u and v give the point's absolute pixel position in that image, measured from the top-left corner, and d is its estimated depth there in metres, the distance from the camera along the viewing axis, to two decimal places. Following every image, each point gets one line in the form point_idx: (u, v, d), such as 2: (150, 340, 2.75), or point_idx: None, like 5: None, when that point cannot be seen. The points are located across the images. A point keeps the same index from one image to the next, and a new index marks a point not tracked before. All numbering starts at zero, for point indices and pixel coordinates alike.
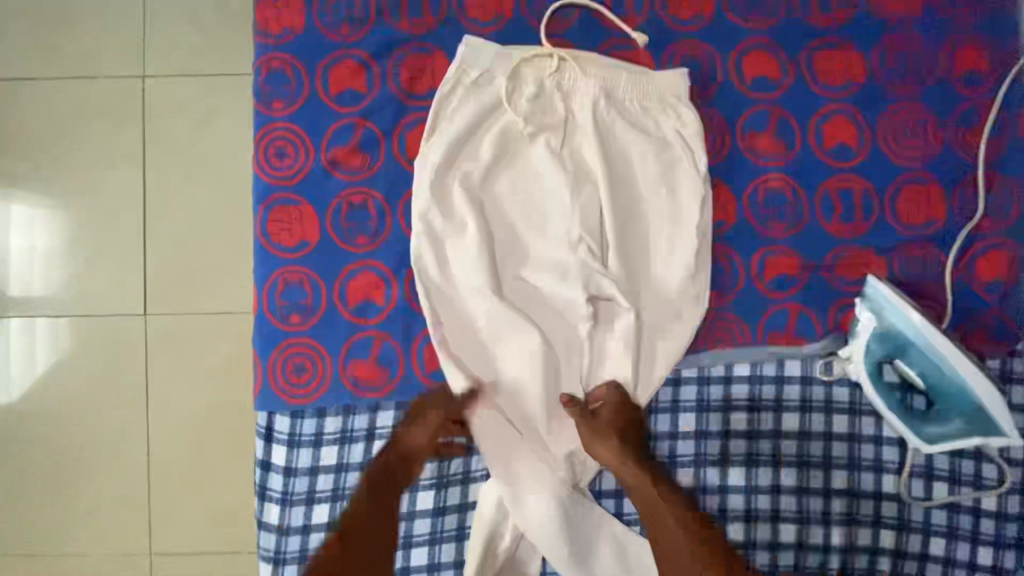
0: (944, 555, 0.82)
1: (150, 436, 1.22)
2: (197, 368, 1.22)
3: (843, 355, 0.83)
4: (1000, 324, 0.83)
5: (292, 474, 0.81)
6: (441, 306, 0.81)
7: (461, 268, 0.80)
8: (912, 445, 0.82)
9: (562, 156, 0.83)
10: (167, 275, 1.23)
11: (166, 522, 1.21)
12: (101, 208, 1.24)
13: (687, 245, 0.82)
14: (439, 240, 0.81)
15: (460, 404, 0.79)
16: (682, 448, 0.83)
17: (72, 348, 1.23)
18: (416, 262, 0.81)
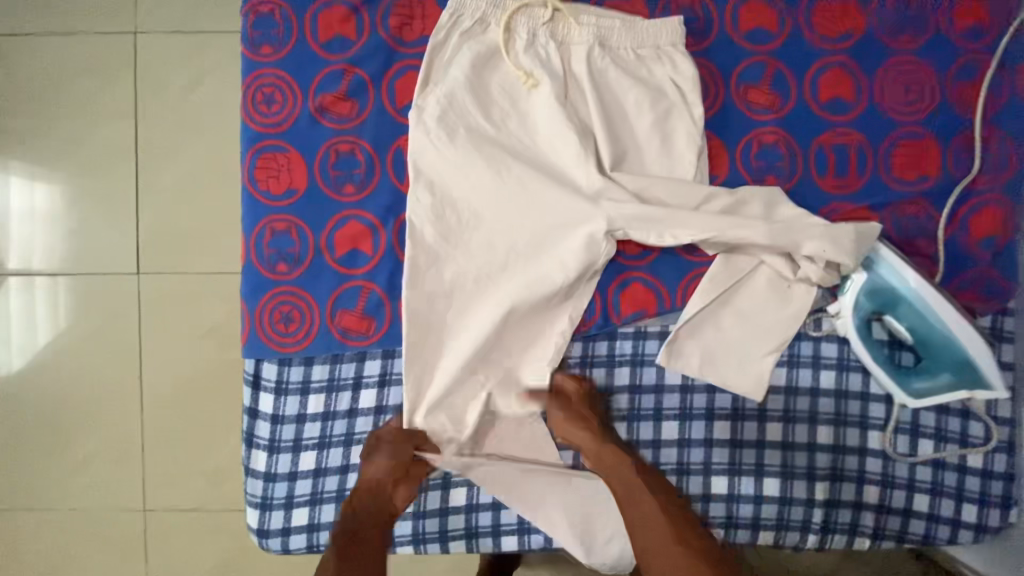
0: (928, 511, 0.81)
1: (146, 399, 1.24)
2: (192, 331, 1.23)
3: (832, 311, 0.81)
4: (993, 283, 0.81)
5: (279, 422, 0.82)
6: (426, 260, 0.80)
7: (461, 226, 0.81)
8: (899, 401, 0.80)
9: (567, 106, 0.82)
10: (160, 240, 1.23)
11: (162, 483, 1.24)
12: (96, 174, 1.24)
13: (691, 184, 0.80)
14: (435, 195, 0.81)
15: (418, 366, 0.80)
16: (668, 402, 0.82)
17: (71, 312, 1.24)
18: (410, 213, 0.81)
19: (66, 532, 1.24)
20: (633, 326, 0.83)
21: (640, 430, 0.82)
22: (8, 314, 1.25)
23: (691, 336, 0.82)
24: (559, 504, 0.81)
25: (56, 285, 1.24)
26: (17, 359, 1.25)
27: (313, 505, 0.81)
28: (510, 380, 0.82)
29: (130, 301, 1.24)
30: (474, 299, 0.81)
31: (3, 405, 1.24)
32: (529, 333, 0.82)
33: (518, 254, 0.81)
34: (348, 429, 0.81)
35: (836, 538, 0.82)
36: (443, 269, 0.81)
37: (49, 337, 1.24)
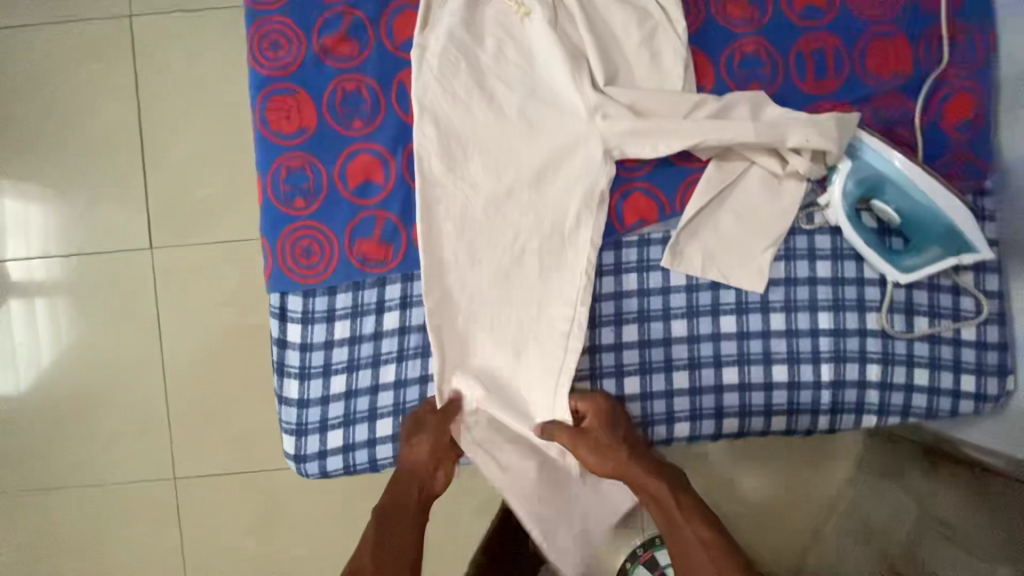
0: (928, 384, 0.87)
1: (163, 381, 1.27)
2: (204, 306, 1.27)
3: (822, 203, 0.86)
4: (970, 166, 0.87)
5: (308, 349, 0.85)
6: (436, 191, 0.85)
7: (467, 155, 0.85)
8: (890, 280, 0.85)
9: (559, 30, 0.86)
10: (165, 225, 1.27)
11: (187, 461, 1.27)
12: (96, 171, 1.28)
13: (681, 93, 0.84)
14: (441, 127, 0.85)
15: (437, 291, 0.84)
16: (675, 302, 0.87)
17: (74, 320, 1.27)
18: (418, 144, 0.84)
19: (93, 523, 1.27)
20: (636, 236, 0.87)
21: (650, 330, 0.86)
22: (11, 312, 1.28)
23: (692, 238, 0.86)
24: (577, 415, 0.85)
25: (54, 305, 1.28)
26: (24, 378, 1.27)
27: (347, 426, 0.85)
28: (534, 326, 0.86)
29: (138, 291, 1.27)
30: (491, 239, 0.85)
31: (19, 416, 1.27)
32: (541, 261, 0.86)
33: (523, 179, 0.85)
34: (375, 350, 0.85)
35: (845, 418, 0.87)
36: (454, 196, 0.85)
37: (52, 355, 1.28)
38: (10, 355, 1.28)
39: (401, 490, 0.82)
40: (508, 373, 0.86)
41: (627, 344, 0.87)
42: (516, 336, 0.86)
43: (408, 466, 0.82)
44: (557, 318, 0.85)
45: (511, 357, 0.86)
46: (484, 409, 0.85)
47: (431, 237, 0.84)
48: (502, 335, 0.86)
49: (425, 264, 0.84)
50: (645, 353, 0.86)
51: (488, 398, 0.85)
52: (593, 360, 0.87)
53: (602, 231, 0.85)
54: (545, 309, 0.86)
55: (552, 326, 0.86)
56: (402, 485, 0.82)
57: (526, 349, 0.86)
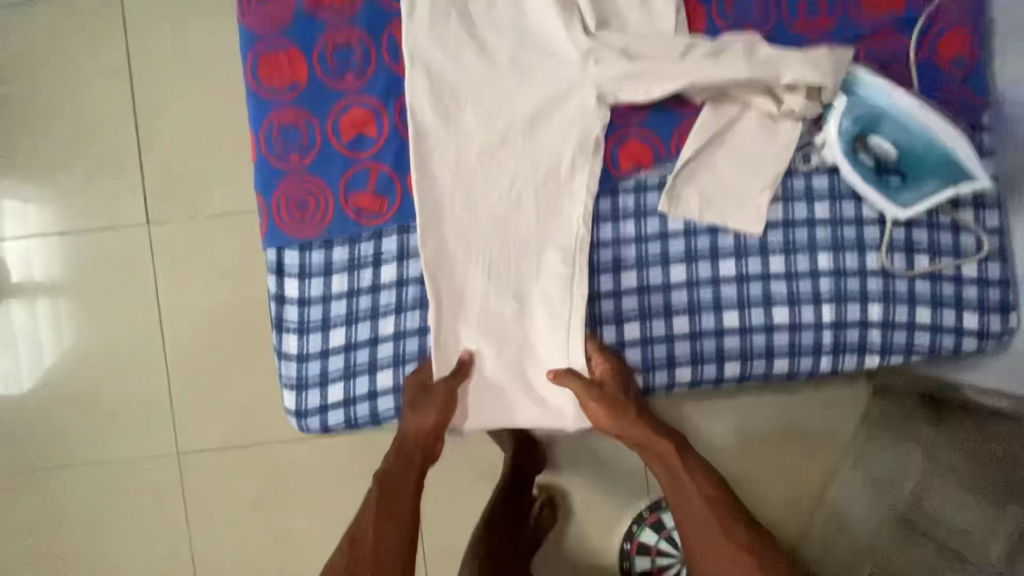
0: (930, 323, 0.86)
1: (163, 363, 1.27)
2: (202, 286, 1.27)
3: (818, 142, 0.85)
4: (965, 102, 0.86)
5: (306, 304, 0.85)
6: (430, 141, 0.84)
7: (460, 104, 0.85)
8: (891, 216, 0.83)
9: None
10: (161, 206, 1.27)
11: (189, 443, 1.26)
12: (90, 150, 1.28)
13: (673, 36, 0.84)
14: (434, 77, 0.85)
15: (433, 240, 0.84)
16: (673, 247, 0.86)
17: (73, 309, 1.27)
18: (411, 94, 0.84)
19: (97, 509, 1.26)
20: (633, 182, 0.87)
21: (648, 276, 0.86)
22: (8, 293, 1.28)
23: (689, 181, 0.86)
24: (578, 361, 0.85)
25: (54, 299, 1.28)
26: (27, 380, 1.27)
27: (347, 380, 0.84)
28: (533, 274, 0.85)
29: (136, 275, 1.27)
30: (487, 188, 0.85)
31: (20, 408, 1.27)
32: (538, 208, 0.85)
33: (518, 127, 0.85)
34: (373, 303, 0.85)
35: (848, 359, 0.86)
36: (448, 145, 0.85)
37: (53, 358, 1.27)
38: (11, 355, 1.27)
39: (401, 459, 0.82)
40: (510, 324, 0.85)
41: (626, 290, 0.86)
42: (514, 284, 0.85)
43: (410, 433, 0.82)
44: (556, 266, 0.85)
45: (513, 307, 0.85)
46: (485, 358, 0.85)
47: (426, 187, 0.83)
48: (504, 286, 0.85)
49: (422, 213, 0.84)
50: (645, 298, 0.86)
51: (490, 347, 0.85)
52: (592, 307, 0.86)
53: (598, 176, 0.85)
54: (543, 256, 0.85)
55: (551, 274, 0.85)
56: (403, 453, 0.82)
57: (527, 299, 0.86)
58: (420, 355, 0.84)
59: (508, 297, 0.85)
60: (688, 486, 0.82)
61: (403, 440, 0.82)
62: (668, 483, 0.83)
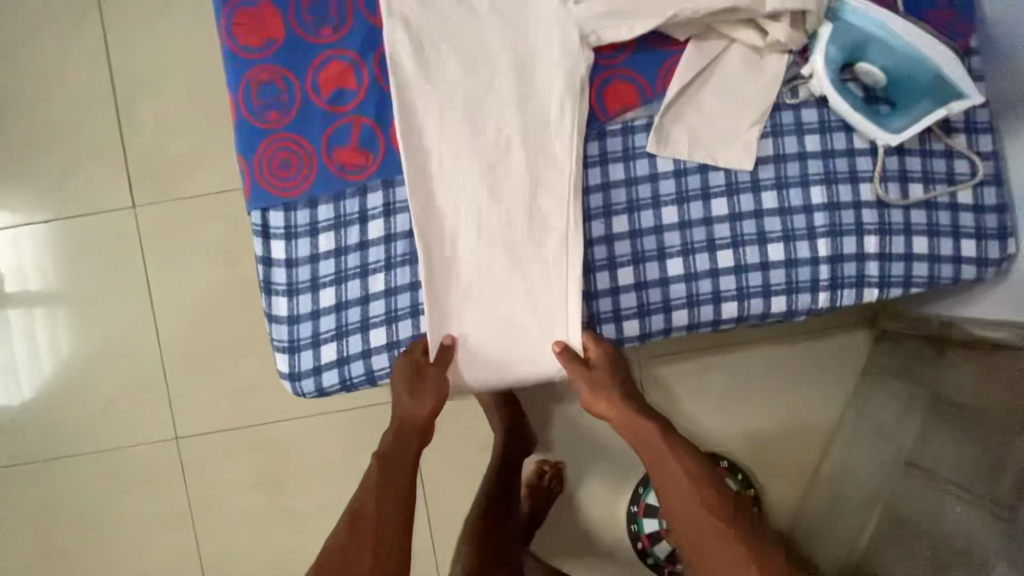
0: (928, 253, 0.85)
1: (157, 353, 1.26)
2: (193, 272, 1.25)
3: (806, 74, 0.84)
4: (953, 26, 0.85)
5: (294, 265, 0.84)
6: (412, 93, 0.83)
7: (439, 54, 0.83)
8: (883, 143, 0.81)
9: None
10: (147, 192, 1.25)
11: (189, 432, 1.25)
12: (71, 138, 1.26)
13: None
14: (413, 28, 0.83)
15: (419, 196, 0.82)
16: (664, 189, 0.85)
17: (66, 307, 1.26)
18: (390, 46, 0.82)
19: (99, 503, 1.25)
20: (620, 123, 0.85)
21: (640, 219, 0.85)
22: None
23: (678, 121, 0.84)
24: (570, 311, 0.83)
25: (48, 303, 1.26)
26: (28, 391, 1.26)
27: (339, 339, 0.83)
28: (523, 224, 0.83)
29: (125, 266, 1.25)
30: (473, 139, 0.83)
31: (19, 411, 1.26)
32: (526, 157, 0.83)
33: (501, 75, 0.83)
34: (362, 261, 0.83)
35: (845, 294, 0.85)
36: (430, 97, 0.83)
37: (52, 368, 1.26)
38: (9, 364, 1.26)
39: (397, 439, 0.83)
40: (503, 276, 0.83)
41: (618, 235, 0.85)
42: (506, 235, 0.83)
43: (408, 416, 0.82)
44: (547, 215, 0.83)
45: (506, 260, 0.83)
46: (479, 311, 0.83)
47: (410, 141, 0.82)
48: (495, 238, 0.83)
49: (406, 167, 0.82)
50: (637, 243, 0.85)
51: (484, 300, 0.83)
52: (586, 255, 0.85)
53: (585, 119, 0.84)
54: (534, 205, 0.83)
55: (541, 222, 0.83)
56: (401, 435, 0.82)
57: (519, 249, 0.83)
58: (413, 311, 0.83)
59: (500, 248, 0.83)
60: (674, 478, 0.80)
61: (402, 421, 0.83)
62: (654, 470, 0.83)
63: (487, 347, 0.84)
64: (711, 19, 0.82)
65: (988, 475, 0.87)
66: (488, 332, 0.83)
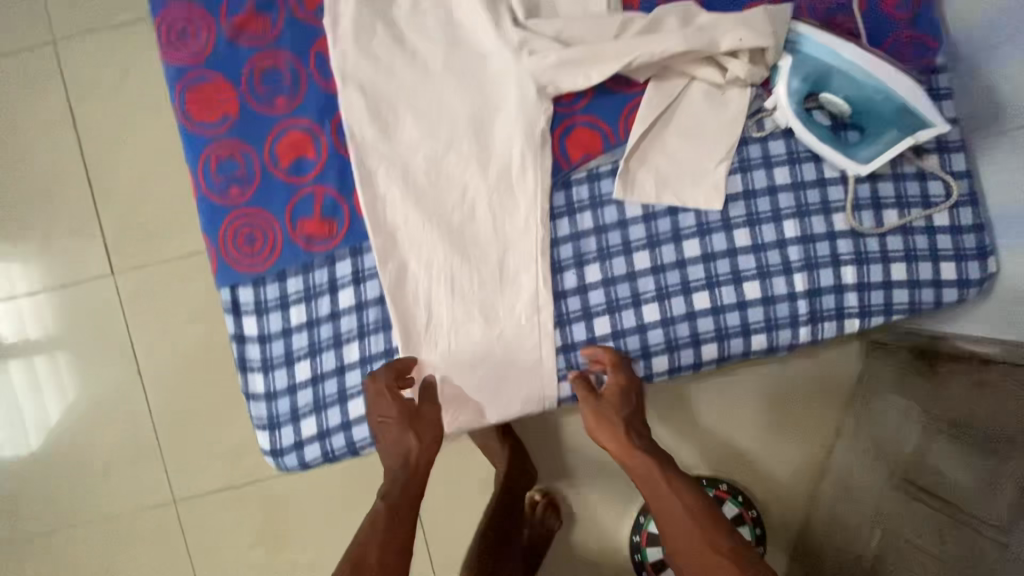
0: (907, 279, 0.83)
1: (149, 406, 1.25)
2: (177, 334, 1.25)
3: (769, 107, 0.83)
4: (919, 42, 0.83)
5: (267, 341, 0.83)
6: (373, 160, 0.82)
7: (397, 119, 0.82)
8: (851, 173, 0.79)
9: None
10: (125, 248, 1.25)
11: (186, 484, 1.25)
12: (45, 209, 1.25)
13: (605, 18, 0.81)
14: (370, 93, 0.82)
15: (388, 265, 0.81)
16: (634, 234, 0.84)
17: (58, 365, 1.26)
18: (347, 113, 0.81)
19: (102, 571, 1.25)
20: (584, 171, 0.84)
21: (613, 267, 0.84)
22: None
23: (643, 164, 0.83)
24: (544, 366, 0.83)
25: (39, 362, 1.26)
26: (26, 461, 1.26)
27: (318, 412, 0.82)
28: (496, 283, 0.82)
29: (110, 322, 1.25)
30: (438, 201, 0.82)
31: (19, 470, 1.26)
32: (493, 216, 0.83)
33: (462, 135, 0.82)
34: (334, 331, 0.82)
35: (827, 326, 0.84)
36: (392, 162, 0.82)
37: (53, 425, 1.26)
38: (12, 421, 1.26)
39: (403, 487, 0.74)
40: (479, 338, 0.82)
41: (592, 285, 0.84)
42: (480, 297, 0.82)
43: (416, 460, 0.75)
44: (519, 272, 0.83)
45: (482, 322, 0.82)
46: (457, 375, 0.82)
47: (376, 210, 0.81)
48: (469, 301, 0.82)
49: (373, 236, 0.81)
50: (611, 291, 0.84)
51: (462, 363, 0.82)
52: (560, 308, 0.84)
53: (549, 171, 0.82)
54: (505, 266, 0.83)
55: (513, 281, 0.83)
56: (411, 481, 0.74)
57: (493, 309, 0.82)
58: None
59: (475, 310, 0.82)
60: (680, 521, 0.72)
61: (411, 469, 0.75)
62: (658, 512, 0.74)
63: (470, 407, 0.84)
64: (667, 60, 0.81)
65: (987, 493, 0.85)
66: (466, 393, 0.83)
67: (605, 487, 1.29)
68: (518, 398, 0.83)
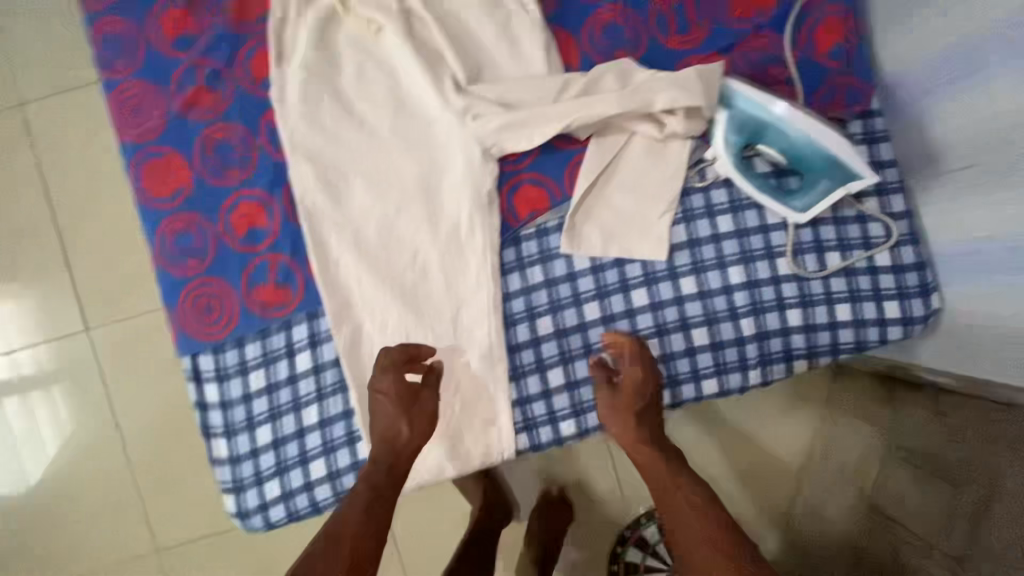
0: (852, 319, 0.85)
1: (129, 455, 1.26)
2: (153, 385, 1.26)
3: (709, 158, 0.85)
4: (852, 88, 0.85)
5: (229, 407, 0.85)
6: (325, 226, 0.83)
7: (346, 186, 0.84)
8: (791, 220, 0.83)
9: (415, 40, 0.84)
10: (97, 303, 1.25)
11: (172, 533, 1.25)
12: (16, 267, 1.26)
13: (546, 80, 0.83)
14: (320, 161, 0.83)
15: (342, 329, 0.83)
16: (583, 285, 0.86)
17: (33, 417, 1.26)
18: (296, 182, 0.83)
19: None
20: (533, 226, 0.86)
21: (564, 319, 0.86)
22: None
23: (588, 218, 0.85)
24: (499, 420, 0.84)
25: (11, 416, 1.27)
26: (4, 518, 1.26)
27: (281, 474, 0.84)
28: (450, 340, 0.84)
29: (89, 374, 1.25)
30: (390, 263, 0.84)
31: None
32: (445, 275, 0.84)
33: (410, 199, 0.84)
34: (293, 395, 0.84)
35: (776, 368, 0.85)
36: (343, 226, 0.84)
37: (40, 474, 1.26)
38: None
39: (384, 469, 0.76)
40: None
41: (545, 338, 0.85)
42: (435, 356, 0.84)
43: (402, 446, 0.77)
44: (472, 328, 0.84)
45: None
46: None
47: (329, 275, 0.83)
48: None
49: (326, 300, 0.82)
50: (564, 343, 0.85)
51: None
52: (514, 362, 0.85)
53: (497, 229, 0.84)
54: (458, 323, 0.84)
55: (467, 337, 0.84)
56: (391, 463, 0.77)
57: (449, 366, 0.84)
58: (348, 440, 0.83)
59: None
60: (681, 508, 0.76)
61: (393, 450, 0.77)
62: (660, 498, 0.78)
63: (427, 464, 0.85)
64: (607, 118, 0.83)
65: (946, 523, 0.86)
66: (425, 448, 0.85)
67: (589, 515, 1.28)
68: (476, 451, 0.85)
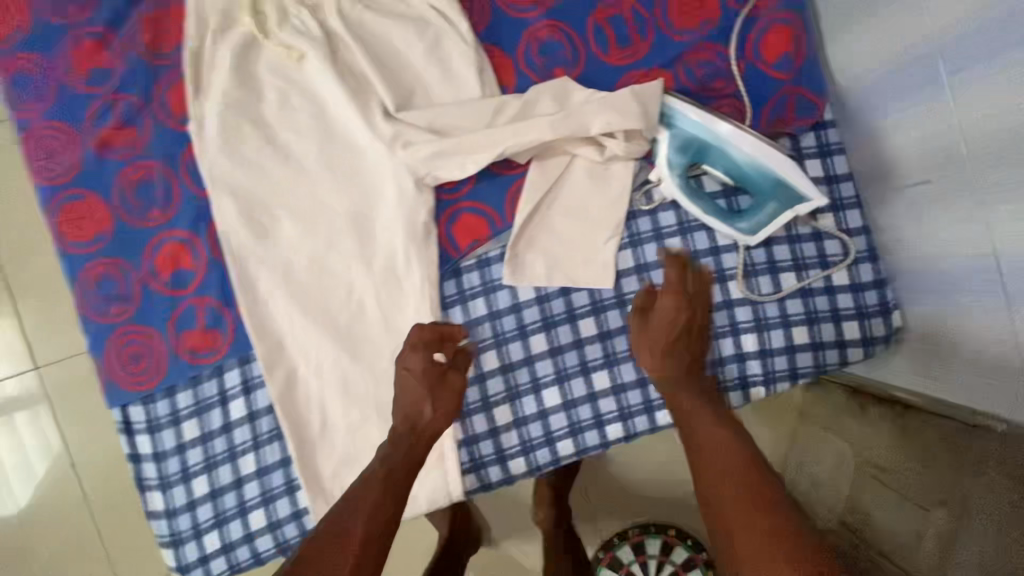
0: (810, 342, 0.81)
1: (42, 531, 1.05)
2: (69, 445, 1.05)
3: (654, 179, 0.80)
4: (802, 100, 0.81)
5: (162, 458, 0.82)
6: (253, 267, 0.79)
7: (273, 224, 0.80)
8: (741, 243, 0.80)
9: (339, 67, 0.80)
10: None
11: None
12: None
13: (478, 105, 0.79)
14: (245, 198, 0.79)
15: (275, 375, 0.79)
16: (529, 317, 0.82)
17: None
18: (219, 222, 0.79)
19: None
20: (474, 257, 0.82)
21: (510, 353, 0.82)
22: None
23: (531, 247, 0.81)
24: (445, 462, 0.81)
25: None
26: None
27: (220, 526, 0.81)
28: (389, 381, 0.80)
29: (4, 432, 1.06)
30: (323, 302, 0.80)
31: None
32: (381, 314, 0.80)
33: (342, 234, 0.80)
34: (228, 444, 0.81)
35: (733, 396, 0.81)
36: (273, 264, 0.80)
37: None
38: None
39: (405, 450, 0.71)
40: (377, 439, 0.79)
41: (490, 373, 0.82)
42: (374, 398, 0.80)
43: (425, 428, 0.73)
44: None
45: (379, 424, 0.79)
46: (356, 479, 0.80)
47: (260, 318, 0.79)
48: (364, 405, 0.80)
49: (256, 345, 0.79)
50: (510, 378, 0.82)
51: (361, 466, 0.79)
52: None
53: (435, 262, 0.80)
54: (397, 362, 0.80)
55: None
56: (415, 443, 0.72)
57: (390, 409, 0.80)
58: (286, 488, 0.80)
59: (370, 411, 0.79)
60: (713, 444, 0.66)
61: (417, 432, 0.72)
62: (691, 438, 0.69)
63: None
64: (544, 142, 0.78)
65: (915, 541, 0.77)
66: None
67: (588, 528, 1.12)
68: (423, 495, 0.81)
